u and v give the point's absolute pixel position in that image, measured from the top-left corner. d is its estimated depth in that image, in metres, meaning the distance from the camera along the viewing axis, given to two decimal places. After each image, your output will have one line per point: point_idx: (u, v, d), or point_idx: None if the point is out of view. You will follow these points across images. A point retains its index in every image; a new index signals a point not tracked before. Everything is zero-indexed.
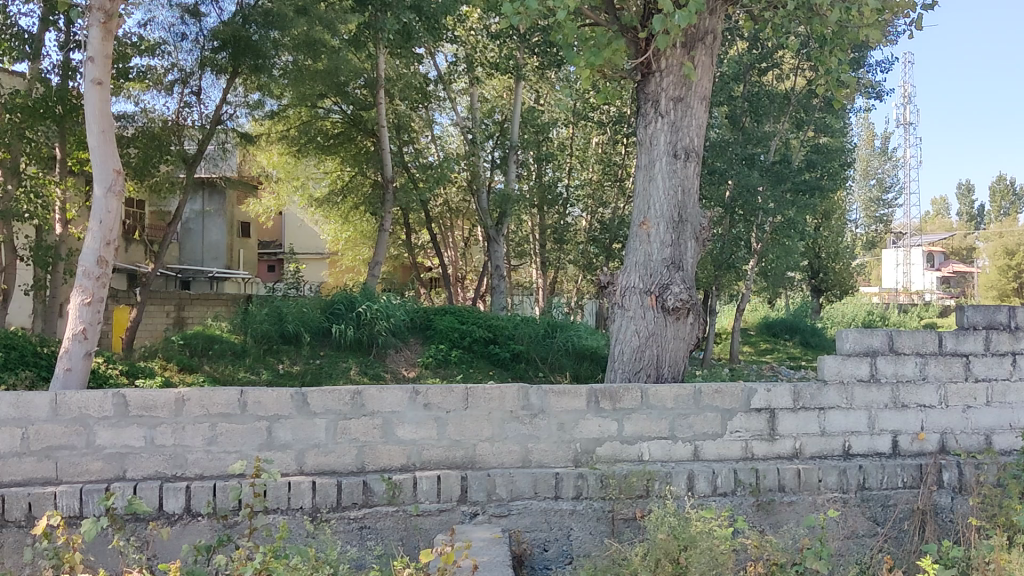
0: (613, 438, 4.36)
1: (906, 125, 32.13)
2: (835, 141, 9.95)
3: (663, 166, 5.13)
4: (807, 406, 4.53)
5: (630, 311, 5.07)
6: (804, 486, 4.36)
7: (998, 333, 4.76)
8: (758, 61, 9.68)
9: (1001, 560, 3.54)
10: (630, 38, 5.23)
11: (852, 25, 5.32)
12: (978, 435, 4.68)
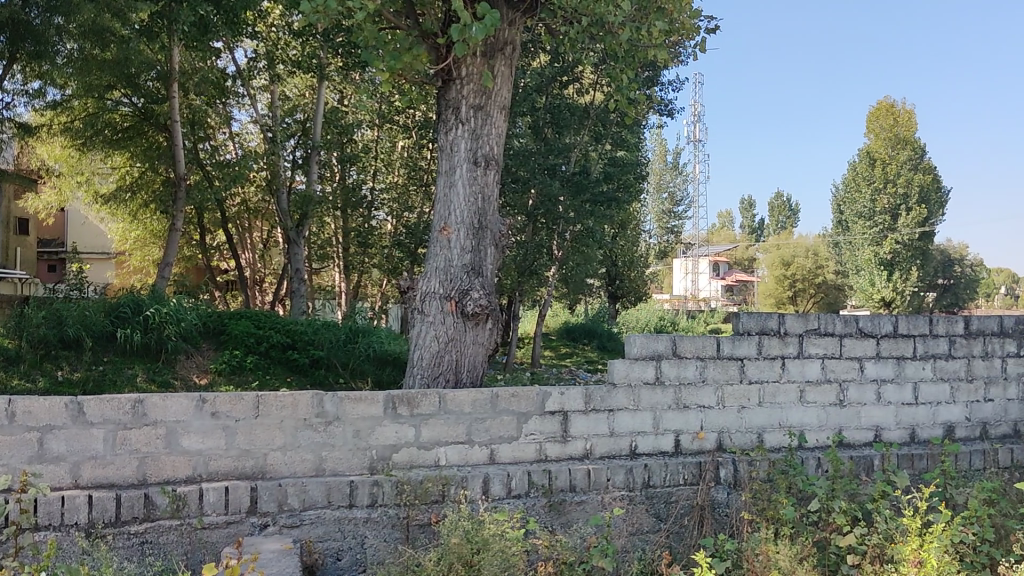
0: (410, 444, 4.34)
1: (696, 142, 33.94)
2: (630, 154, 10.32)
3: (463, 172, 5.17)
4: (597, 408, 4.68)
5: (430, 317, 5.06)
6: (593, 486, 4.50)
7: (770, 338, 5.05)
8: (559, 74, 9.88)
9: (769, 551, 3.78)
10: (430, 45, 5.23)
11: (642, 44, 5.58)
12: (751, 434, 4.98)
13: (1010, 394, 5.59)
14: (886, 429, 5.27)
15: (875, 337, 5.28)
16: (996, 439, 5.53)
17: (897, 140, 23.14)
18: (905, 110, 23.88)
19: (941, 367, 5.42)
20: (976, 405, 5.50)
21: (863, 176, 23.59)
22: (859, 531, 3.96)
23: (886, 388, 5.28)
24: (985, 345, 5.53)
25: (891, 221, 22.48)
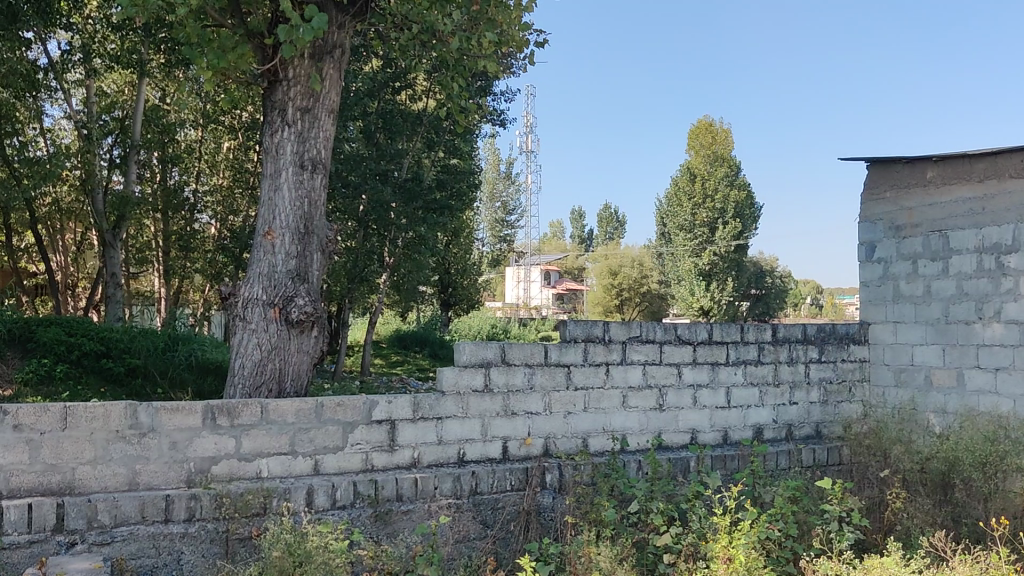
0: (230, 456, 4.20)
1: (528, 153, 34.51)
2: (463, 163, 10.36)
3: (290, 176, 5.05)
4: (425, 416, 4.66)
5: (252, 324, 4.90)
6: (420, 494, 4.48)
7: (595, 345, 5.16)
8: (391, 80, 9.81)
9: (591, 553, 3.87)
10: (256, 45, 5.08)
11: (471, 54, 5.62)
12: (576, 439, 5.09)
13: (813, 397, 5.95)
14: (701, 431, 5.51)
15: (691, 344, 5.50)
16: (800, 439, 5.88)
17: (714, 158, 24.38)
18: (722, 129, 25.12)
19: (751, 372, 5.71)
20: (783, 407, 5.83)
21: (684, 190, 24.62)
22: (675, 530, 4.10)
23: (701, 392, 5.52)
24: (791, 351, 5.87)
25: (709, 233, 23.57)
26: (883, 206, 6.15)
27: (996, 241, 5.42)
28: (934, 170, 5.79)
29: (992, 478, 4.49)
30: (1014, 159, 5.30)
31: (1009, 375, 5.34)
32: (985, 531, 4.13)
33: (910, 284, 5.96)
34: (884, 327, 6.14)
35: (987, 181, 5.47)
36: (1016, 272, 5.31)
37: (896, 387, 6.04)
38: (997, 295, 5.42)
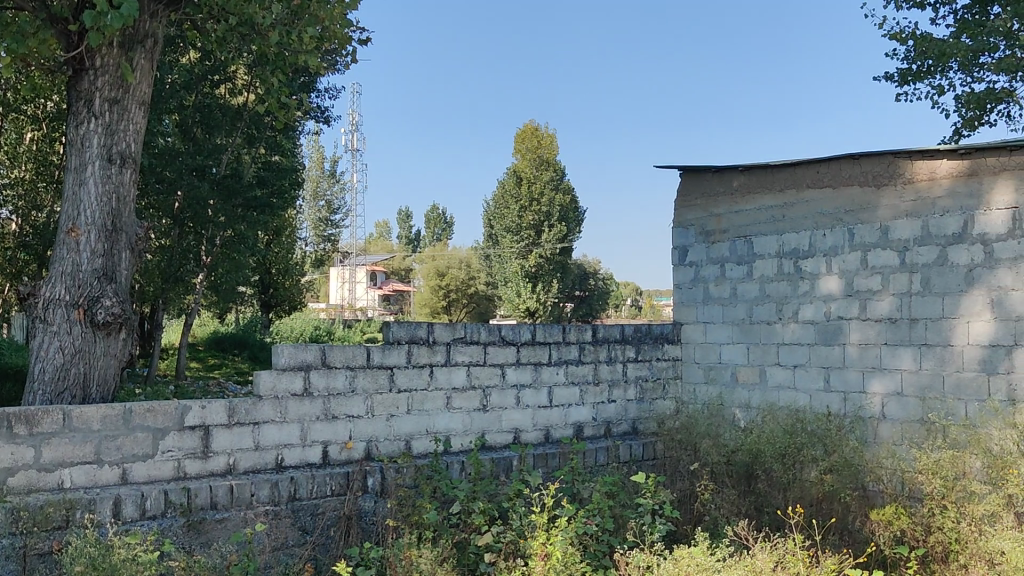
0: (28, 467, 3.91)
1: (353, 152, 34.12)
2: (285, 160, 10.12)
3: (96, 170, 4.78)
4: (241, 422, 4.51)
5: (53, 326, 4.60)
6: (236, 502, 4.32)
7: (418, 347, 5.15)
8: (209, 73, 9.43)
9: (412, 556, 3.85)
10: (59, 30, 4.80)
11: (292, 49, 5.49)
12: (398, 441, 5.06)
13: (630, 395, 6.16)
14: (523, 431, 5.60)
15: (514, 345, 5.58)
16: (618, 436, 6.07)
17: (540, 162, 24.78)
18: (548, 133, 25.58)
19: (571, 372, 5.85)
20: (601, 405, 6.01)
21: (511, 194, 24.97)
22: (495, 529, 4.15)
23: (524, 393, 5.61)
24: (609, 351, 6.06)
25: (535, 236, 23.99)
26: (694, 212, 6.43)
27: (794, 247, 5.78)
28: (739, 179, 6.12)
29: (790, 468, 4.72)
30: (811, 170, 5.67)
31: (805, 372, 5.69)
32: (782, 519, 4.38)
33: (718, 286, 6.27)
34: (695, 327, 6.42)
35: (786, 190, 5.83)
36: (812, 275, 5.68)
37: (706, 384, 6.33)
38: (795, 296, 5.77)
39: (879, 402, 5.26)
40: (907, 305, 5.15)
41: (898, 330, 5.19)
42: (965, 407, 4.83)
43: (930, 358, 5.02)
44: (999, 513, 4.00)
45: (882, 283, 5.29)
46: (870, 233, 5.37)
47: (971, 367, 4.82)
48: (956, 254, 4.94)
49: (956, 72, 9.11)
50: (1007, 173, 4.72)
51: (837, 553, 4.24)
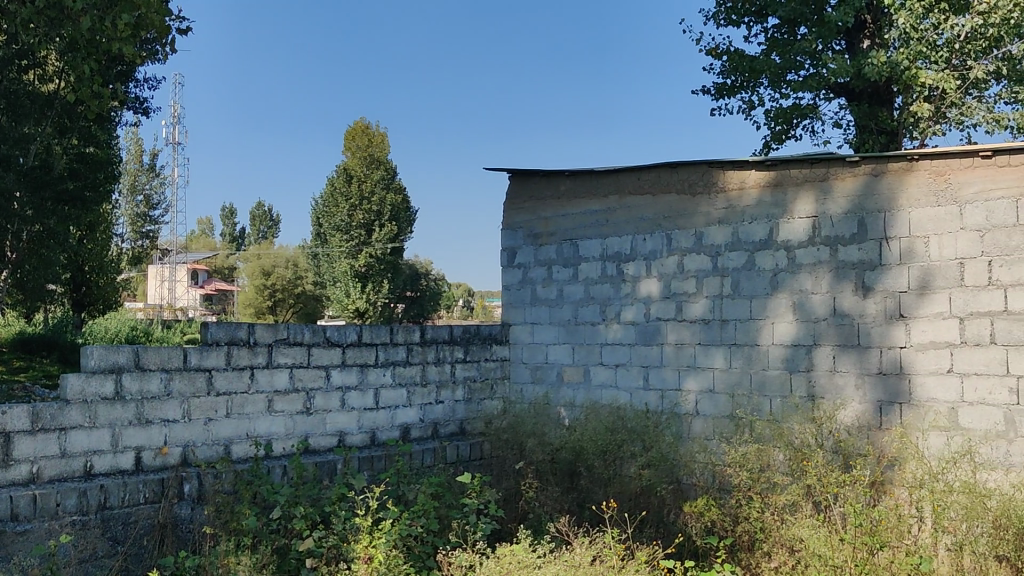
0: None
1: (175, 145, 32.79)
2: (99, 152, 9.62)
3: None
4: (47, 428, 4.21)
5: None
6: (40, 513, 4.02)
7: (238, 348, 5.01)
8: (16, 57, 8.66)
9: (230, 563, 3.75)
10: None
11: (104, 36, 5.22)
12: (217, 446, 4.89)
13: (457, 396, 6.21)
14: (348, 433, 5.53)
15: (340, 346, 5.52)
16: (445, 437, 6.09)
17: (371, 160, 24.51)
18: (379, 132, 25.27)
19: (398, 373, 5.84)
20: (429, 406, 6.02)
21: (340, 192, 24.57)
22: (317, 533, 4.07)
23: (349, 395, 5.55)
24: (437, 352, 6.08)
25: (365, 235, 23.66)
26: (522, 215, 6.55)
27: (617, 250, 5.98)
28: (566, 184, 6.28)
29: (611, 465, 4.87)
30: (632, 177, 5.88)
31: (626, 371, 5.88)
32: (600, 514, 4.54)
33: (545, 288, 6.40)
34: (523, 328, 6.54)
35: (609, 196, 6.02)
36: (633, 278, 5.89)
37: (532, 384, 6.45)
38: (617, 298, 5.96)
39: (692, 399, 5.50)
40: (719, 306, 5.42)
41: (710, 331, 5.45)
42: (770, 403, 5.14)
43: (738, 357, 5.31)
44: (798, 503, 4.25)
45: (696, 285, 5.54)
46: (686, 238, 5.62)
47: (776, 365, 5.12)
48: (763, 260, 5.24)
49: (767, 87, 9.61)
50: (809, 184, 5.06)
51: (649, 544, 4.44)
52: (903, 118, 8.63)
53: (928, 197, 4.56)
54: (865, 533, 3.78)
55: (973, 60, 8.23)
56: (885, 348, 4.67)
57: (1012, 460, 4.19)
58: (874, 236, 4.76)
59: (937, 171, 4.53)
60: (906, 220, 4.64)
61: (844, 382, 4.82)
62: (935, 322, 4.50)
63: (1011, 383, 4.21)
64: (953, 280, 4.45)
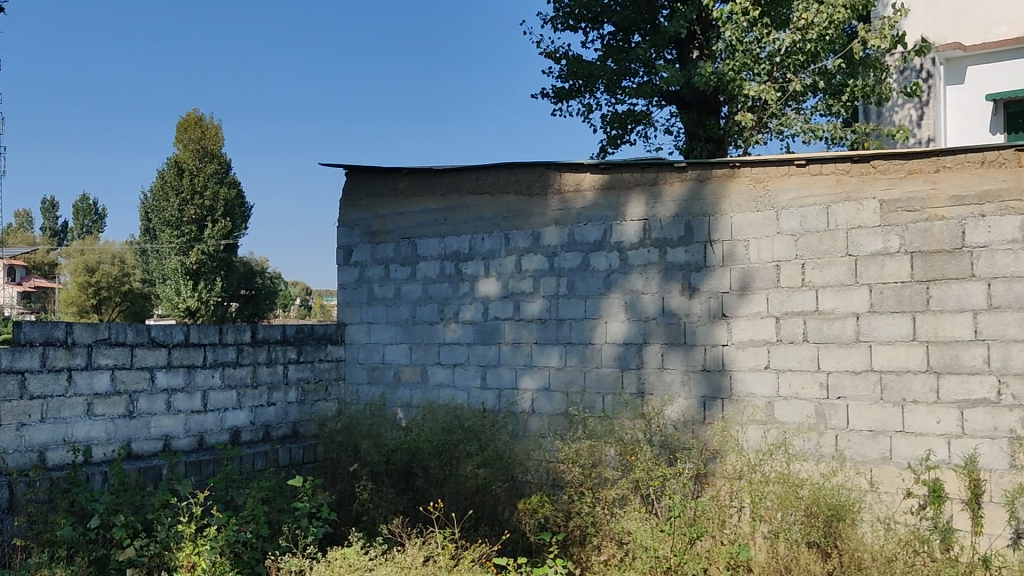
0: None
1: None
2: None
3: None
4: None
5: None
6: None
7: (54, 349, 4.74)
8: None
9: None
10: None
11: None
12: (30, 453, 4.60)
13: (290, 397, 6.08)
14: (174, 437, 5.33)
15: (165, 346, 5.31)
16: (277, 439, 5.96)
17: (203, 154, 23.77)
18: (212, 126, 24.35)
19: (228, 374, 5.67)
20: (260, 408, 5.87)
21: (169, 185, 23.26)
22: (137, 543, 3.93)
23: (175, 397, 5.35)
24: (269, 353, 5.94)
25: (196, 231, 22.85)
26: (359, 213, 6.50)
27: (455, 250, 6.01)
28: (404, 182, 6.27)
29: (447, 464, 4.87)
30: (470, 177, 5.94)
31: (463, 370, 5.91)
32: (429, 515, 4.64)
33: (382, 287, 6.37)
34: (359, 327, 6.48)
35: (448, 195, 6.06)
36: (471, 278, 5.93)
37: (368, 384, 6.40)
38: (455, 298, 5.99)
39: (529, 397, 5.58)
40: (555, 306, 5.52)
41: (547, 330, 5.55)
42: (602, 400, 5.28)
43: (573, 355, 5.42)
44: (628, 496, 4.42)
45: (533, 285, 5.63)
46: (522, 238, 5.70)
47: (609, 363, 5.26)
48: (597, 260, 5.37)
49: (602, 93, 9.85)
50: (639, 188, 5.23)
51: (483, 543, 4.56)
52: (728, 127, 9.03)
53: (748, 203, 4.80)
54: (684, 525, 4.04)
55: (793, 74, 8.58)
56: (709, 346, 4.87)
57: (822, 451, 4.46)
58: (699, 239, 4.96)
59: (756, 178, 4.78)
60: (728, 225, 4.86)
61: (671, 379, 5.00)
62: (754, 322, 4.74)
63: (821, 378, 4.48)
64: (771, 281, 4.70)
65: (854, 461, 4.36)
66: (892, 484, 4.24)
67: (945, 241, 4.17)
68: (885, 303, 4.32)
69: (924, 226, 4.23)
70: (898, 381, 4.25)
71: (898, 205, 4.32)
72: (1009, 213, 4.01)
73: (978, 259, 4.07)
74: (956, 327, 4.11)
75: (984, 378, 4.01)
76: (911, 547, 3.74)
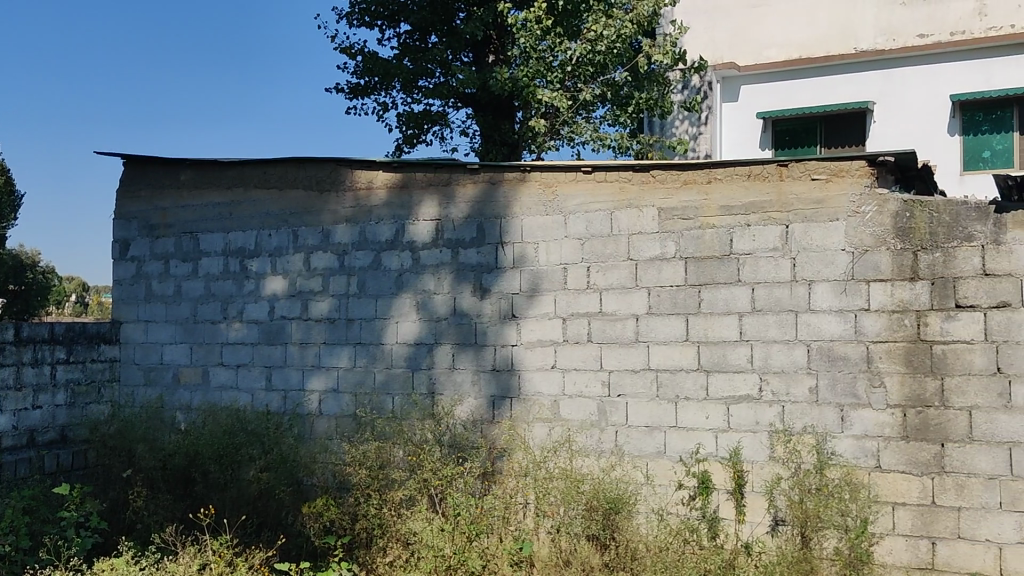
0: None
1: None
2: None
3: None
4: None
5: None
6: None
7: None
8: None
9: None
10: None
11: None
12: None
13: (59, 400, 5.70)
14: None
15: None
16: (43, 445, 5.56)
17: None
18: None
19: None
20: (24, 412, 5.47)
21: None
22: None
23: None
24: (35, 352, 5.54)
25: None
26: (138, 205, 6.26)
27: (241, 245, 5.85)
28: (187, 174, 6.07)
29: (228, 468, 4.72)
30: (257, 171, 5.81)
31: (247, 371, 5.75)
32: (201, 522, 4.54)
33: (161, 284, 6.12)
34: (135, 326, 6.19)
35: (233, 189, 5.91)
36: (257, 275, 5.77)
37: (145, 386, 6.12)
38: (239, 296, 5.82)
39: (316, 399, 5.49)
40: (344, 305, 5.46)
41: (335, 330, 5.48)
42: (390, 401, 5.27)
43: (362, 356, 5.38)
44: (415, 497, 4.48)
45: (321, 284, 5.55)
46: (312, 236, 5.61)
47: (399, 364, 5.26)
48: (388, 260, 5.36)
49: (399, 91, 9.81)
50: (432, 188, 5.27)
51: (259, 547, 4.49)
52: (523, 131, 9.16)
53: (537, 206, 4.93)
54: (463, 522, 4.11)
55: (583, 83, 8.95)
56: (499, 346, 4.97)
57: (602, 447, 4.64)
58: (491, 240, 5.04)
59: (545, 182, 4.92)
60: (518, 227, 4.97)
61: (460, 379, 5.06)
62: (542, 322, 4.86)
63: (603, 377, 4.67)
64: (558, 283, 4.84)
65: (632, 456, 4.56)
66: (665, 478, 4.47)
67: (715, 247, 4.44)
68: (662, 305, 4.55)
69: (697, 234, 4.49)
70: (672, 379, 4.49)
71: (674, 213, 4.56)
72: (770, 222, 4.32)
73: (743, 265, 4.36)
74: (723, 328, 4.38)
75: (748, 376, 4.30)
76: (682, 537, 3.99)
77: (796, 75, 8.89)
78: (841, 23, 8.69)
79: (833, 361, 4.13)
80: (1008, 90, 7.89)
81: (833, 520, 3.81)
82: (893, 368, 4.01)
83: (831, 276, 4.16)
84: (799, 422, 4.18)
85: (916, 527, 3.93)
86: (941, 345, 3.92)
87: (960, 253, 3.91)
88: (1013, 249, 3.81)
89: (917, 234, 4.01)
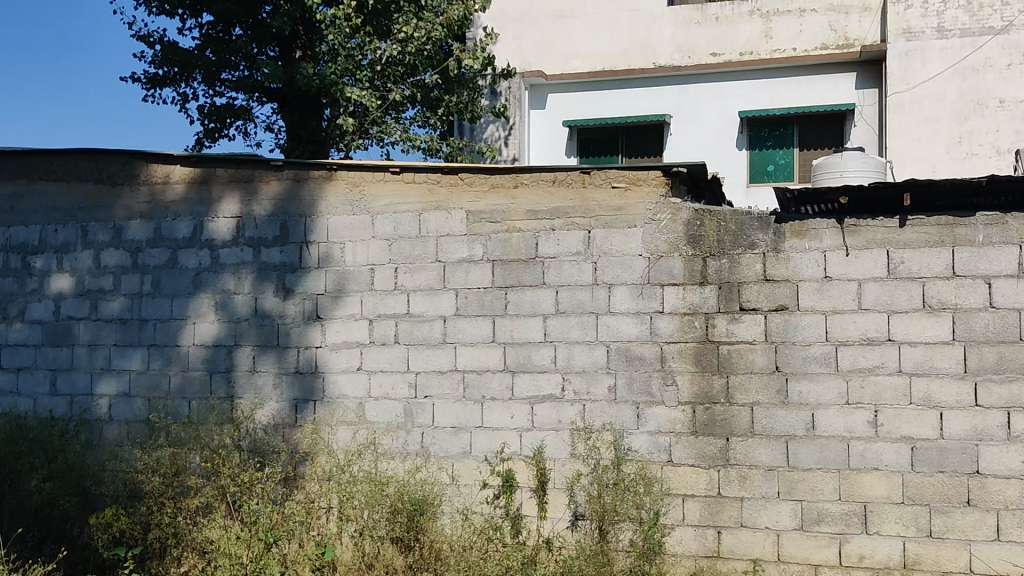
0: None
1: None
2: None
3: None
4: None
5: None
6: None
7: None
8: None
9: None
10: None
11: None
12: None
13: None
14: None
15: None
16: None
17: None
18: None
19: None
20: None
21: None
22: None
23: None
24: None
25: None
26: None
27: (23, 241, 5.48)
28: None
29: (6, 479, 4.39)
30: (42, 162, 5.45)
31: (28, 375, 5.39)
32: None
33: None
34: None
35: (15, 180, 5.51)
36: (41, 273, 5.42)
37: None
38: (21, 295, 5.45)
39: (106, 404, 5.22)
40: (137, 305, 5.22)
41: (128, 331, 5.22)
42: (187, 405, 5.07)
43: (157, 358, 5.15)
44: (212, 503, 4.33)
45: (113, 283, 5.28)
46: (103, 232, 5.32)
47: (195, 366, 5.07)
48: (186, 258, 5.16)
49: (200, 83, 9.45)
50: (235, 184, 5.12)
51: (36, 561, 4.21)
52: (331, 129, 9.04)
53: (344, 205, 4.88)
54: (261, 527, 3.95)
55: (393, 83, 8.93)
56: (303, 347, 4.88)
57: (408, 448, 4.65)
58: (296, 239, 4.95)
59: (352, 182, 4.88)
60: (324, 226, 4.90)
61: (262, 382, 4.93)
62: (348, 323, 4.82)
63: (410, 378, 4.67)
64: (365, 284, 4.81)
65: (438, 456, 4.59)
66: (469, 476, 4.52)
67: (522, 251, 4.54)
68: (469, 307, 4.60)
69: (504, 237, 4.58)
70: (478, 380, 4.55)
71: (482, 216, 4.63)
72: (573, 228, 4.46)
73: (548, 269, 4.48)
74: (528, 329, 4.49)
75: (551, 376, 4.42)
76: (486, 535, 4.05)
77: (600, 85, 9.20)
78: (640, 38, 9.09)
79: (629, 360, 4.31)
80: (790, 109, 8.52)
81: (628, 512, 4.04)
82: (683, 368, 4.23)
83: (629, 280, 4.34)
84: (597, 419, 4.34)
85: (704, 517, 4.16)
86: (726, 345, 4.18)
87: (744, 260, 4.19)
88: (790, 257, 4.12)
89: (706, 241, 4.25)
